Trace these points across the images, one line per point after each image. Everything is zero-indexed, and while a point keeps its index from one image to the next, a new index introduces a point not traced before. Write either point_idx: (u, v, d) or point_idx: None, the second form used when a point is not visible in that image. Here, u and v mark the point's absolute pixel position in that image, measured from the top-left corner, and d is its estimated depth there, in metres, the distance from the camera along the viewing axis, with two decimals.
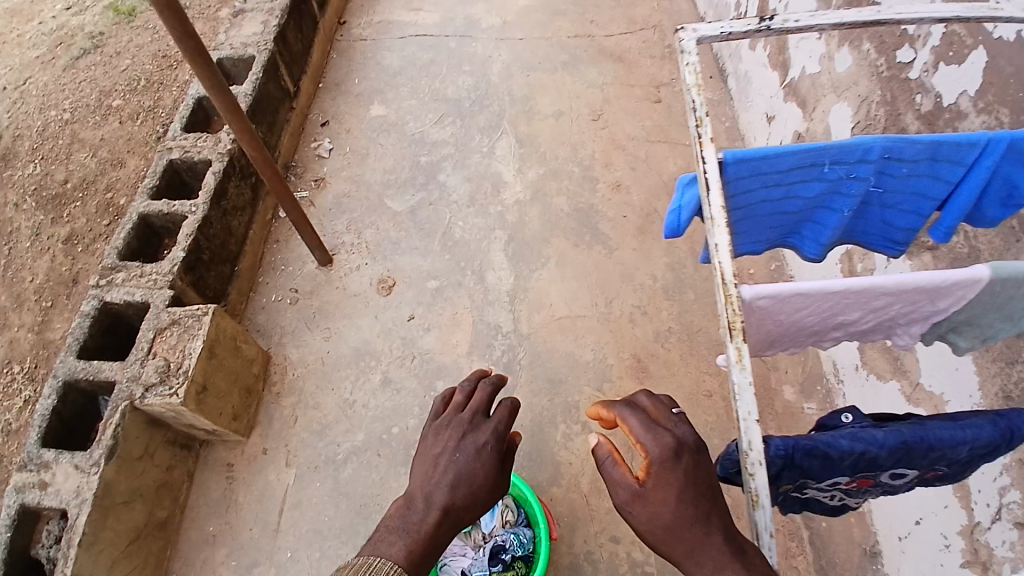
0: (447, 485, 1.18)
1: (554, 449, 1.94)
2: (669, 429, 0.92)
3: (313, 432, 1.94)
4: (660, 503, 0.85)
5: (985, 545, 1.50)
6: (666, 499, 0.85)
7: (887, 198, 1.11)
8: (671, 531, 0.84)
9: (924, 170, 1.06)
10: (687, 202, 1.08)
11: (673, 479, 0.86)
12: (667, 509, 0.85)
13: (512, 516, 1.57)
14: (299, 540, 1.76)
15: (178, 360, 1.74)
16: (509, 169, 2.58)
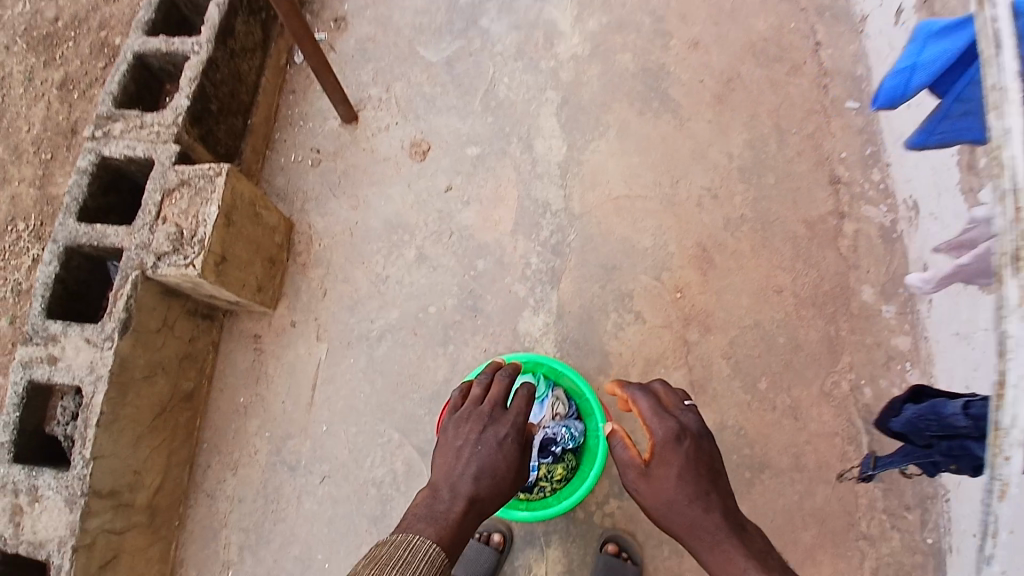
0: (470, 475, 1.22)
1: (604, 338, 1.77)
2: (675, 418, 1.27)
3: (345, 306, 1.78)
4: (664, 479, 1.19)
5: None
6: (667, 475, 1.19)
7: None
8: (668, 501, 1.18)
9: None
10: (927, 61, 1.14)
11: (672, 458, 1.20)
12: (668, 484, 1.18)
13: (563, 408, 1.46)
14: (334, 414, 1.68)
15: (191, 227, 1.53)
16: (565, 16, 2.13)
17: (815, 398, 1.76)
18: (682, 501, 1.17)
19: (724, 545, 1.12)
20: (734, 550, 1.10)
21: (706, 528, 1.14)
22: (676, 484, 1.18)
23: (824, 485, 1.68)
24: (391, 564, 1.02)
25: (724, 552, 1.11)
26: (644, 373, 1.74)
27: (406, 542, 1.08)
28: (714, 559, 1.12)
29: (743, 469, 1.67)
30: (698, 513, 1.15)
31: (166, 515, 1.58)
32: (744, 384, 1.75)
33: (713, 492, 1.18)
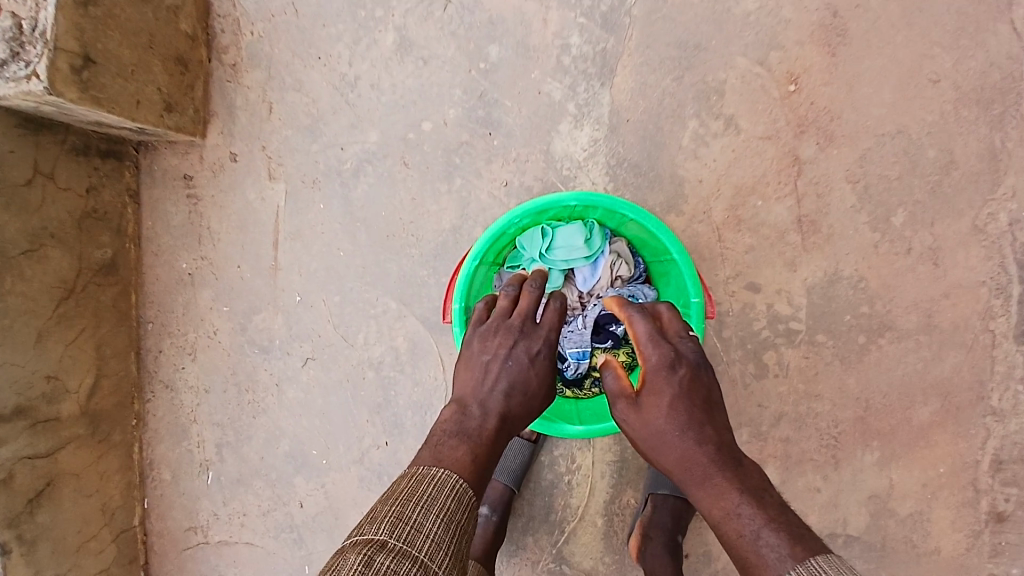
0: (502, 392, 0.86)
1: (677, 160, 1.16)
2: (674, 338, 0.84)
3: (302, 128, 1.26)
4: (650, 415, 0.79)
5: None
6: (658, 405, 0.78)
7: None
8: (656, 444, 0.78)
9: None
10: None
11: (665, 386, 0.79)
12: (656, 417, 0.78)
13: (627, 271, 1.08)
14: (308, 281, 1.28)
15: (28, 17, 1.05)
16: None
17: (963, 237, 1.24)
18: (672, 434, 0.77)
19: (717, 480, 0.73)
20: (728, 485, 0.72)
21: (697, 460, 0.74)
22: (666, 414, 0.77)
23: (955, 350, 1.25)
24: (410, 504, 0.70)
25: (717, 490, 0.72)
26: (734, 206, 1.17)
27: (431, 473, 0.75)
28: (705, 498, 0.73)
29: (857, 334, 1.23)
30: (688, 446, 0.75)
31: (120, 414, 1.36)
32: (873, 219, 1.20)
33: (709, 422, 0.78)
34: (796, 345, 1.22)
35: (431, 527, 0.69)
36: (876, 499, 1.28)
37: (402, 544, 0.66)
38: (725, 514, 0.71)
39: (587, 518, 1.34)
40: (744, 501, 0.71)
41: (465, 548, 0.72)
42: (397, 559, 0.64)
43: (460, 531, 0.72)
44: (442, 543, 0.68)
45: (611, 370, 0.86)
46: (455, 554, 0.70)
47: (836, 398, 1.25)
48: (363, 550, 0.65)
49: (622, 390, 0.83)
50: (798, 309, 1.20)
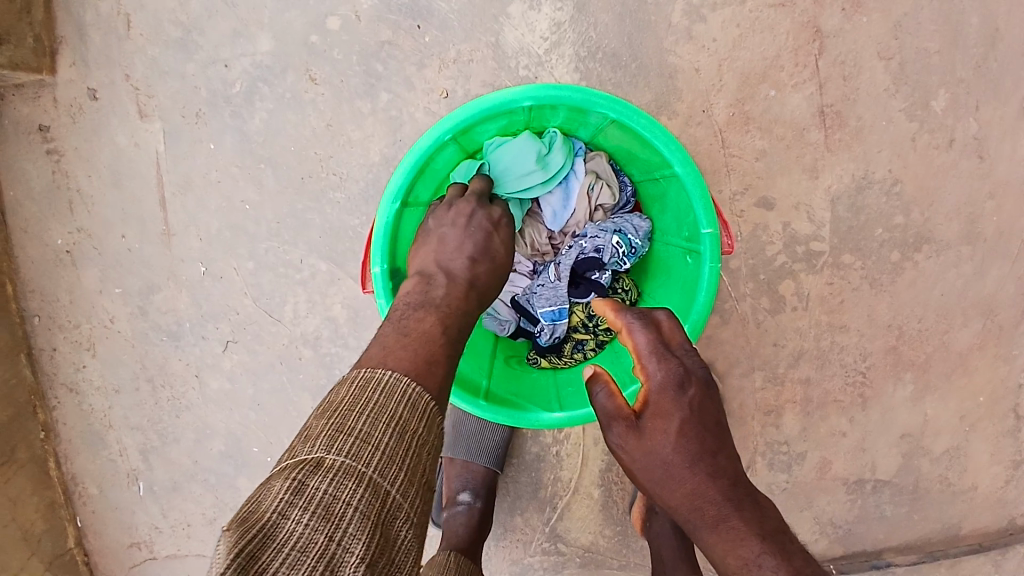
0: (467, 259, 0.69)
1: (664, 43, 0.89)
2: (682, 350, 0.60)
3: (173, 42, 0.96)
4: (652, 451, 0.55)
5: None
6: (664, 428, 0.55)
7: None
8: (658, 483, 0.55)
9: None
10: None
11: (674, 409, 0.56)
12: (660, 447, 0.54)
13: (610, 199, 0.84)
14: (213, 244, 1.02)
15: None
16: None
17: (1012, 120, 1.01)
18: (681, 465, 0.54)
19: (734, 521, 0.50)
20: (747, 528, 0.50)
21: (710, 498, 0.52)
22: (674, 445, 0.54)
23: (1000, 259, 1.06)
24: (350, 415, 0.46)
25: (732, 537, 0.50)
26: (739, 100, 0.92)
27: (377, 375, 0.50)
28: (716, 546, 0.50)
29: (889, 250, 1.01)
30: (699, 481, 0.53)
31: (20, 427, 1.10)
32: (909, 104, 0.96)
33: (724, 449, 0.55)
34: (818, 271, 1.01)
35: (382, 439, 0.46)
36: (910, 439, 1.12)
37: (346, 461, 0.44)
38: (741, 566, 0.49)
39: (582, 490, 1.17)
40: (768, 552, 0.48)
41: (435, 467, 0.50)
42: (336, 483, 0.42)
43: (422, 446, 0.49)
44: (398, 458, 0.46)
45: (602, 383, 0.60)
46: (419, 470, 0.47)
47: (864, 329, 1.05)
48: (289, 474, 0.43)
49: (618, 411, 0.58)
50: (821, 226, 0.98)
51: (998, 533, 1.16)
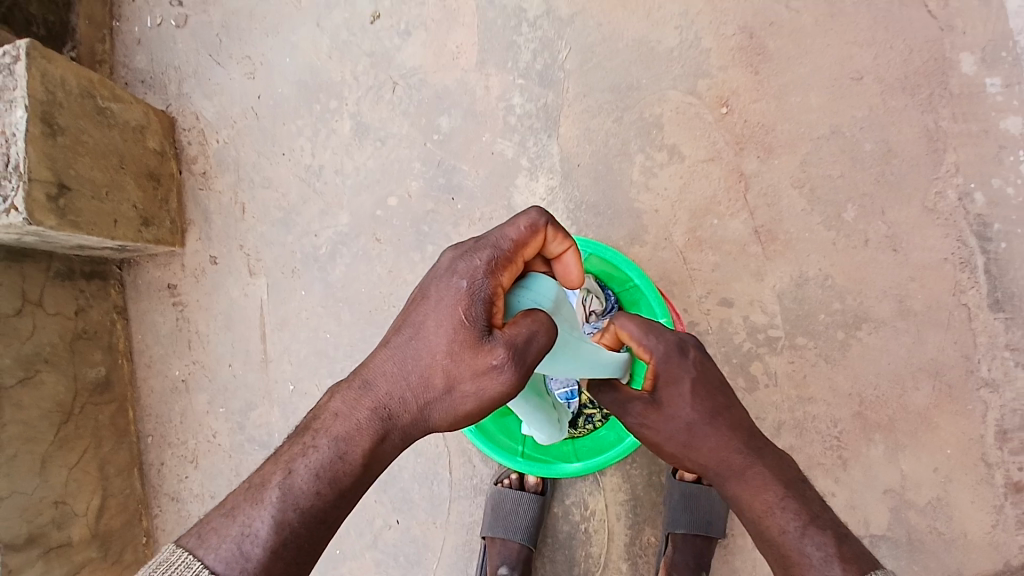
0: (395, 378, 0.72)
1: (632, 193, 1.23)
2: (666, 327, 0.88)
3: (277, 222, 1.32)
4: (674, 409, 0.84)
5: None
6: (680, 395, 0.84)
7: None
8: (685, 438, 0.84)
9: None
10: None
11: (682, 373, 0.85)
12: (682, 411, 0.84)
13: (599, 304, 1.11)
14: (299, 368, 1.32)
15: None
16: None
17: (917, 218, 1.29)
18: (701, 423, 0.84)
19: (757, 469, 0.81)
20: (767, 477, 0.81)
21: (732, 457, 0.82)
22: (691, 402, 0.84)
23: (935, 329, 1.29)
24: None
25: (759, 483, 0.80)
26: (693, 228, 1.23)
27: (176, 560, 0.62)
28: (745, 495, 0.81)
29: (835, 330, 1.26)
30: (721, 438, 0.83)
31: (128, 533, 1.34)
32: (825, 218, 1.26)
33: (733, 403, 0.86)
34: (779, 352, 1.25)
35: None
36: (893, 493, 1.28)
37: None
38: (767, 507, 0.78)
39: (612, 564, 1.33)
40: (789, 498, 0.79)
41: None
42: None
43: None
44: None
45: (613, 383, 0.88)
46: None
47: (829, 398, 1.27)
48: None
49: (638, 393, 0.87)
50: (774, 316, 1.24)
51: (997, 575, 1.28)
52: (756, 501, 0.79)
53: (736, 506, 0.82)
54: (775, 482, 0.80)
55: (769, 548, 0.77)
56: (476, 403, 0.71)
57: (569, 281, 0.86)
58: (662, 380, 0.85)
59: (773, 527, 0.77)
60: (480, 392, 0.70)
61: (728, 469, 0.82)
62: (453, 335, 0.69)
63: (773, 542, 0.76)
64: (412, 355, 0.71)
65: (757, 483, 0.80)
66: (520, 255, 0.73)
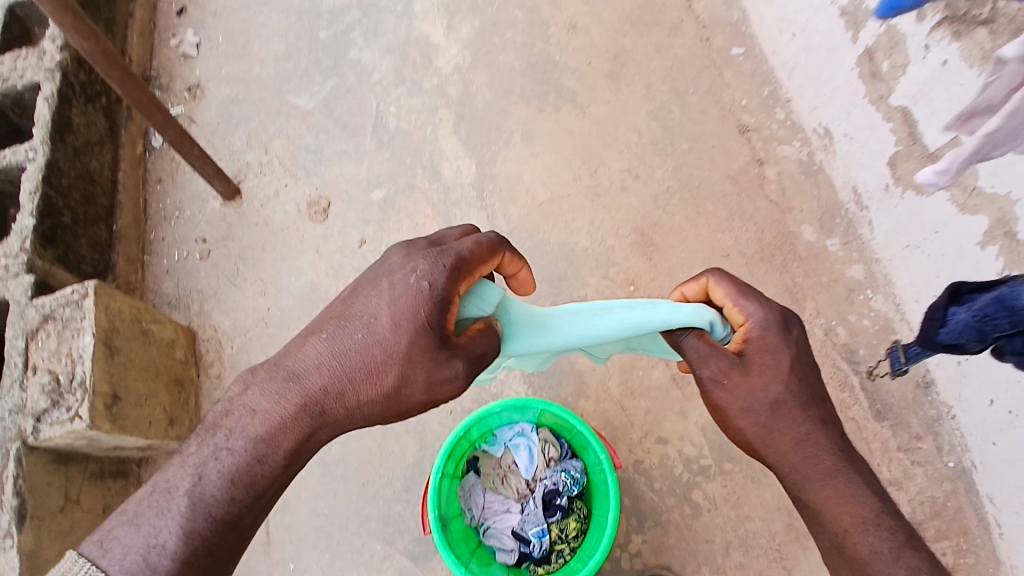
0: (322, 376, 0.95)
1: (572, 358, 1.63)
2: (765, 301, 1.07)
3: None
4: (769, 375, 1.01)
5: None
6: (778, 368, 1.01)
7: None
8: (779, 417, 1.00)
9: None
10: None
11: (780, 346, 1.02)
12: (778, 386, 1.01)
13: (555, 451, 1.37)
14: (300, 548, 1.59)
15: (67, 372, 1.31)
16: (437, 28, 2.13)
17: None
18: (798, 409, 1.01)
19: (849, 478, 0.99)
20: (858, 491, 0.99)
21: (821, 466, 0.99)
22: (791, 380, 1.01)
23: None
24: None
25: (852, 493, 0.98)
26: (625, 380, 1.60)
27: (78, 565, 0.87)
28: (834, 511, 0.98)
29: None
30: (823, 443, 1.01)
31: None
32: None
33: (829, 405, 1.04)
34: (713, 479, 1.53)
35: None
36: None
37: None
38: (859, 522, 0.96)
39: None
40: (881, 514, 0.97)
41: None
42: None
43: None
44: None
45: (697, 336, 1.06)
46: None
47: (762, 514, 1.49)
48: None
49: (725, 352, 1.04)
50: (702, 448, 1.55)
51: None
52: (845, 516, 0.97)
53: (814, 512, 1.00)
54: (866, 504, 0.97)
55: (849, 561, 0.96)
56: (418, 399, 0.96)
57: (522, 286, 1.17)
58: (754, 349, 1.02)
59: (863, 547, 0.95)
60: (424, 394, 0.95)
61: (815, 475, 0.99)
62: (411, 339, 0.92)
63: (861, 558, 0.95)
64: (352, 356, 0.94)
65: (844, 499, 0.98)
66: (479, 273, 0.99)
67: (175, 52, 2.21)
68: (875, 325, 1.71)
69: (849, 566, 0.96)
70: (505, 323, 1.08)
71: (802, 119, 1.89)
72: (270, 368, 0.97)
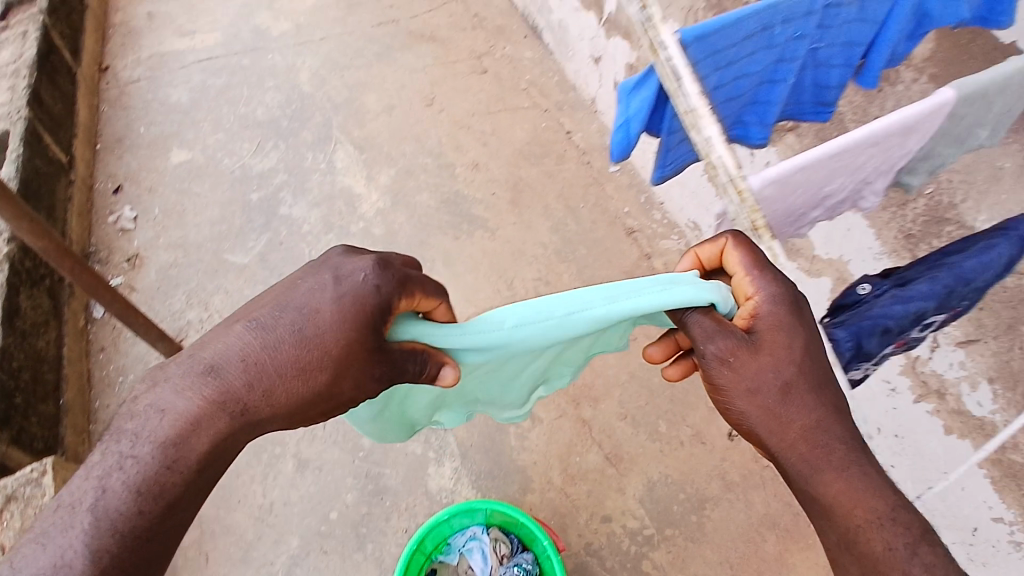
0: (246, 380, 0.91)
1: (514, 456, 1.87)
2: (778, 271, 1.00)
3: (235, 561, 1.73)
4: (779, 353, 0.95)
5: (933, 375, 1.65)
6: (786, 345, 0.95)
7: (820, 58, 1.04)
8: (786, 400, 0.95)
9: (854, 19, 1.00)
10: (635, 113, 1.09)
11: (794, 321, 0.96)
12: (786, 361, 0.95)
13: (507, 547, 1.47)
14: None
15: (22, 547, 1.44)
16: (358, 180, 2.46)
17: (707, 416, 1.93)
18: (810, 391, 0.95)
19: (861, 472, 0.95)
20: (874, 484, 0.95)
21: (833, 454, 0.95)
22: (800, 358, 0.95)
23: (756, 491, 1.85)
24: None
25: (866, 486, 0.94)
26: (565, 470, 1.86)
27: None
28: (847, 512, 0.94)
29: (689, 515, 1.83)
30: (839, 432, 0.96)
31: None
32: (650, 435, 1.91)
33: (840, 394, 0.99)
34: (657, 546, 1.79)
35: None
36: None
37: None
38: (873, 519, 0.93)
39: None
40: (897, 510, 0.94)
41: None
42: None
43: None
44: None
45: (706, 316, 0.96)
46: None
47: (705, 570, 1.77)
48: None
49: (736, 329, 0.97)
50: (642, 518, 1.82)
51: None
52: (857, 514, 0.93)
53: (824, 509, 0.96)
54: (880, 500, 0.94)
55: (863, 562, 0.93)
56: (346, 395, 0.95)
57: None
58: (764, 326, 0.95)
59: (875, 543, 0.92)
60: (356, 390, 0.94)
61: (821, 467, 0.95)
62: (347, 337, 0.90)
63: (873, 556, 0.92)
64: (277, 354, 0.91)
65: (854, 494, 0.94)
66: (421, 300, 0.96)
67: (113, 228, 2.45)
68: None
69: (864, 565, 0.93)
70: (482, 338, 0.93)
71: (675, 217, 2.29)
72: (186, 361, 0.93)
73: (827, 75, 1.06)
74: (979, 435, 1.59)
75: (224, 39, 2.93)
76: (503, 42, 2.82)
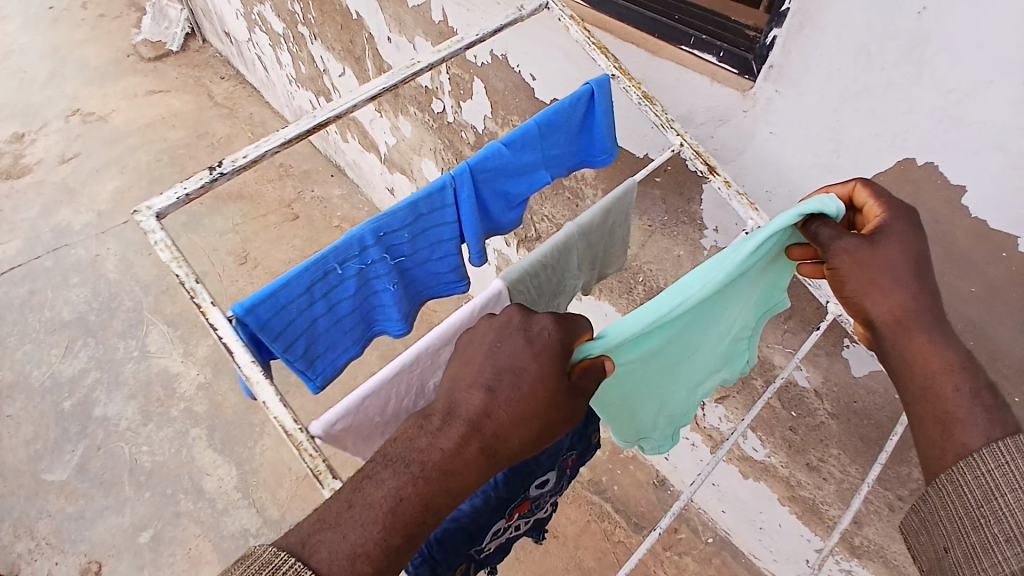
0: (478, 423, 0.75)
1: None
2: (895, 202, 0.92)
3: None
4: (891, 250, 0.85)
5: (712, 426, 1.80)
6: (897, 241, 0.85)
7: (414, 258, 0.99)
8: (887, 274, 0.85)
9: (422, 227, 0.97)
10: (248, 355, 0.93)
11: (903, 228, 0.86)
12: (894, 253, 0.85)
13: None
14: None
15: None
16: (175, 358, 2.43)
17: None
18: (911, 274, 0.85)
19: (938, 331, 0.84)
20: (945, 343, 0.83)
21: (917, 319, 0.85)
22: (905, 253, 0.85)
23: None
24: None
25: (940, 342, 0.84)
26: None
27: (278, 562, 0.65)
28: (917, 362, 0.84)
29: None
30: (925, 299, 0.85)
31: None
32: None
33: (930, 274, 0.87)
34: None
35: None
36: None
37: None
38: (948, 367, 0.82)
39: None
40: (967, 361, 0.83)
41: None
42: None
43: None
44: None
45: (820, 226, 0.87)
46: None
47: None
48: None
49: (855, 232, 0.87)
50: None
51: None
52: (934, 361, 0.83)
53: (903, 365, 0.86)
54: (957, 349, 0.83)
55: (929, 407, 0.83)
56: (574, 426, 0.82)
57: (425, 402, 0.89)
58: (884, 232, 0.86)
59: (945, 387, 0.82)
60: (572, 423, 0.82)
61: (908, 326, 0.85)
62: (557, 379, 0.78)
63: (941, 399, 0.82)
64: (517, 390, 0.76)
65: (937, 345, 0.83)
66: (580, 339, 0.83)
67: None
68: (605, 451, 2.22)
69: (932, 411, 0.82)
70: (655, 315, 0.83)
71: None
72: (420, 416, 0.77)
73: (434, 268, 1.04)
74: (769, 476, 1.72)
75: (22, 244, 2.86)
76: (310, 185, 2.97)
